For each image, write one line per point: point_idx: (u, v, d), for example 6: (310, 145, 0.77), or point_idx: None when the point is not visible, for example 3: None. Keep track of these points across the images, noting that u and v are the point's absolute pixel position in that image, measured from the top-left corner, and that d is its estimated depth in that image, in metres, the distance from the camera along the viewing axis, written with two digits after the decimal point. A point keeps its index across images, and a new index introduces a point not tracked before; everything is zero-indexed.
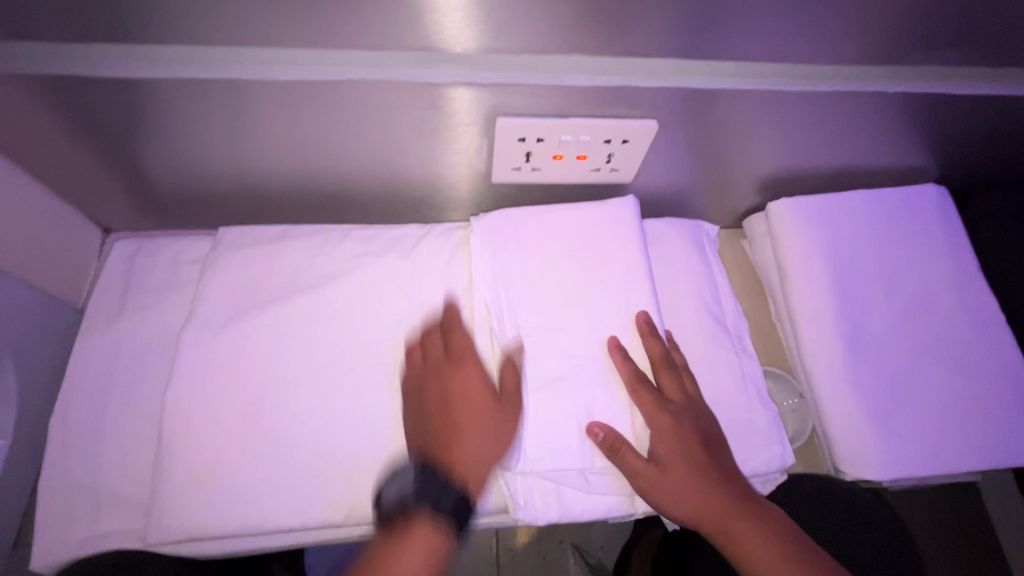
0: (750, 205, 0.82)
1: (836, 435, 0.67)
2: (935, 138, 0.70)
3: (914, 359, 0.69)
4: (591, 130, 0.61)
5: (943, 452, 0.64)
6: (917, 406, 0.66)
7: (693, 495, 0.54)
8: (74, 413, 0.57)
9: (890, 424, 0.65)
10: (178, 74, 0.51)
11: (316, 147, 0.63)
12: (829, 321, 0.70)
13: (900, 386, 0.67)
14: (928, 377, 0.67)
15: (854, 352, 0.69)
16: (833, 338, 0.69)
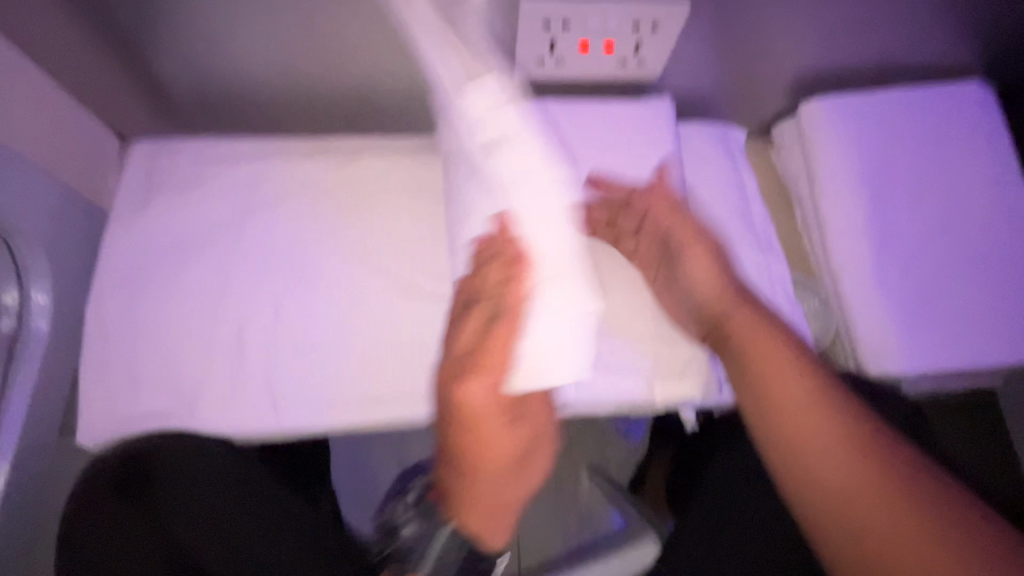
0: (780, 109, 0.74)
1: (859, 335, 0.63)
2: (992, 23, 0.62)
3: (945, 256, 0.63)
4: (618, 13, 0.54)
5: (970, 346, 0.61)
6: (943, 304, 0.62)
7: (751, 334, 0.48)
8: (102, 312, 0.55)
9: (915, 324, 0.61)
10: None
11: (322, 40, 0.58)
12: (858, 222, 0.64)
13: (928, 285, 0.62)
14: (961, 277, 0.63)
15: (883, 253, 0.63)
16: (863, 242, 0.64)
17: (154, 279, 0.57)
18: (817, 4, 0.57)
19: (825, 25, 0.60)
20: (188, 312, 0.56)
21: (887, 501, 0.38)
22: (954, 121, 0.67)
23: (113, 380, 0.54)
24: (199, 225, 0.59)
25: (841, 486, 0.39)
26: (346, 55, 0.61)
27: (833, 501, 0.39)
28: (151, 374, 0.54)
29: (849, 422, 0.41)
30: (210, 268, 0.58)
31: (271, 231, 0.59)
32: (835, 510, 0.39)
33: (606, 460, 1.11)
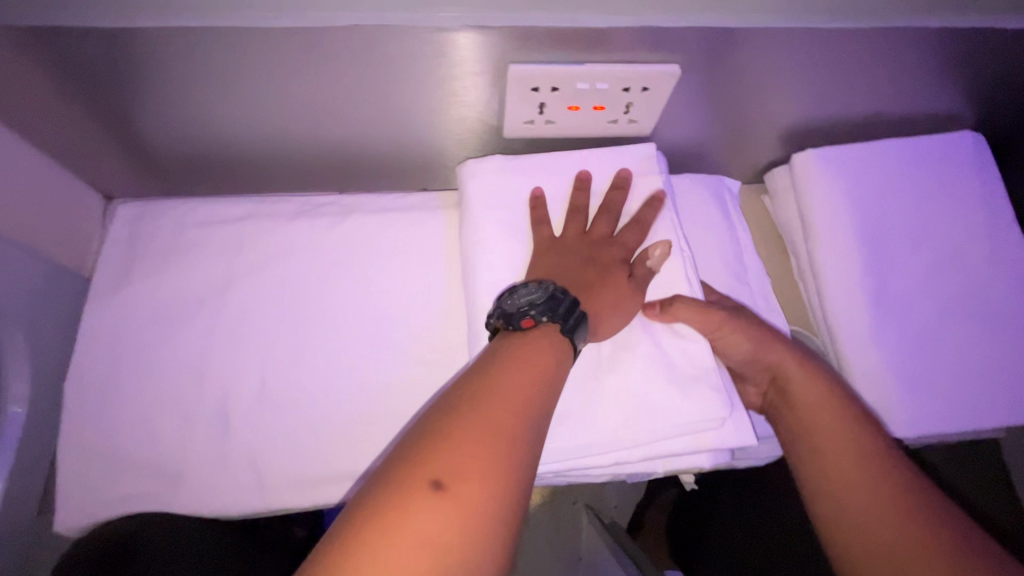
0: (773, 157, 0.74)
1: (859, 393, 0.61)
2: (981, 78, 0.61)
3: (944, 310, 0.62)
4: (608, 78, 0.53)
5: (972, 404, 0.60)
6: (944, 361, 0.61)
7: (803, 382, 0.52)
8: (84, 388, 0.54)
9: (915, 382, 0.60)
10: (167, 21, 0.46)
11: (311, 105, 0.58)
12: (854, 276, 0.63)
13: (927, 341, 0.62)
14: (960, 332, 0.62)
15: (881, 309, 0.62)
16: (861, 297, 0.63)
17: (137, 351, 0.55)
18: (808, 63, 0.56)
19: (816, 82, 0.60)
20: (172, 385, 0.54)
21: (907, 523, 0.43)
22: (948, 172, 0.66)
23: (93, 461, 0.52)
24: (183, 293, 0.57)
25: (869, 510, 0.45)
26: (333, 117, 0.60)
27: (920, 544, 0.42)
28: (133, 454, 0.52)
29: (886, 449, 0.47)
30: (193, 340, 0.56)
31: (256, 298, 0.58)
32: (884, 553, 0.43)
33: (604, 501, 1.10)
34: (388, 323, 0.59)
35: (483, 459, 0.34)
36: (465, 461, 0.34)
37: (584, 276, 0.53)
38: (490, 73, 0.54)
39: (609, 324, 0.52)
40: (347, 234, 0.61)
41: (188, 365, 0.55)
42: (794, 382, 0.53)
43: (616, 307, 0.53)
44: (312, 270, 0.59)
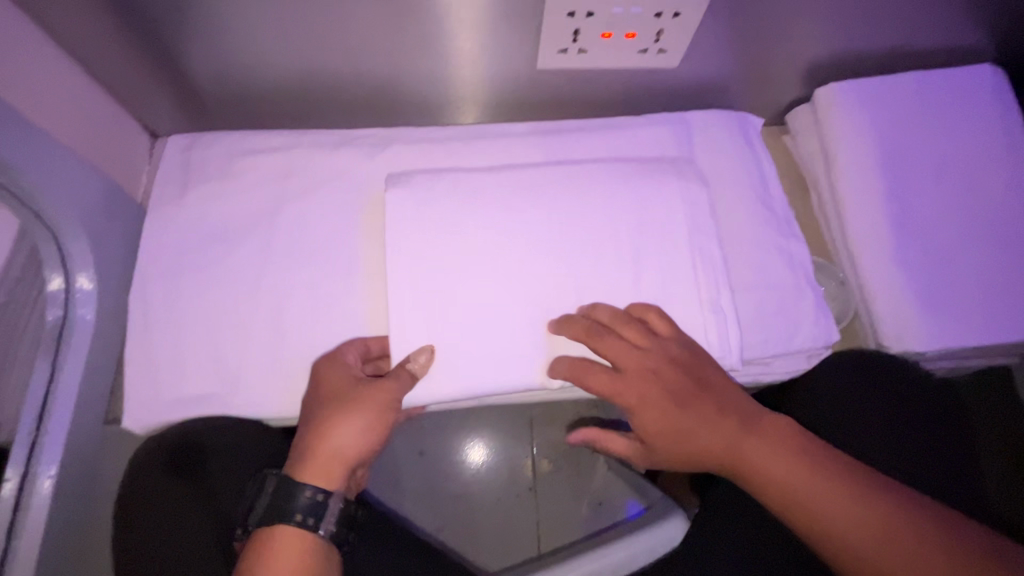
0: (796, 95, 0.75)
1: (879, 314, 0.64)
2: (1007, 7, 0.63)
3: (963, 236, 0.64)
4: (642, 1, 0.55)
5: (988, 324, 0.62)
6: (961, 283, 0.63)
7: (772, 459, 0.52)
8: (146, 300, 0.57)
9: (934, 303, 0.63)
10: None
11: (352, 35, 0.60)
12: (875, 203, 0.65)
13: (945, 264, 0.64)
14: (978, 256, 0.64)
15: (902, 235, 0.65)
16: (883, 224, 0.65)
17: (193, 267, 0.58)
18: None
19: (842, 11, 0.61)
20: (227, 299, 0.58)
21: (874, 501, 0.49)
22: (970, 104, 0.67)
23: (155, 365, 0.56)
24: (234, 216, 0.61)
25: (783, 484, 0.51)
26: (372, 49, 0.62)
27: (877, 527, 0.48)
28: (194, 360, 0.56)
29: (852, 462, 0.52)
30: (245, 258, 0.59)
31: (302, 221, 0.61)
32: (842, 520, 0.49)
33: None
34: None
35: (366, 444, 0.52)
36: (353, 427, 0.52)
37: (651, 387, 0.54)
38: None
39: (658, 424, 0.54)
40: (387, 163, 0.64)
41: (241, 281, 0.58)
42: (751, 455, 0.52)
43: (665, 412, 0.54)
44: (354, 196, 0.62)
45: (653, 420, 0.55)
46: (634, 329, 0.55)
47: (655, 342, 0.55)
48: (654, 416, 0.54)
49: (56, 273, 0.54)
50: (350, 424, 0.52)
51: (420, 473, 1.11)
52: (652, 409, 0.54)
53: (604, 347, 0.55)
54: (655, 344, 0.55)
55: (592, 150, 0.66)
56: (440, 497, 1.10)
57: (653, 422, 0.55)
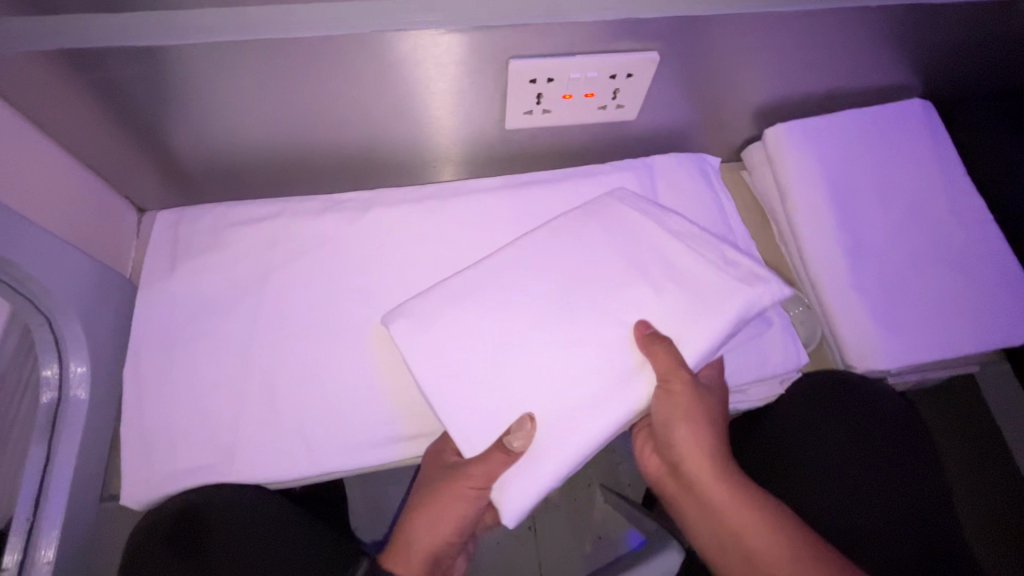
0: (747, 135, 0.81)
1: (843, 335, 0.68)
2: (924, 50, 0.69)
3: (912, 256, 0.69)
4: (596, 67, 0.60)
5: (945, 339, 0.66)
6: (916, 300, 0.68)
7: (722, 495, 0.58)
8: (140, 374, 0.59)
9: (892, 320, 0.67)
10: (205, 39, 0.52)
11: (334, 112, 0.64)
12: (829, 231, 0.70)
13: (900, 283, 0.68)
14: (928, 276, 0.68)
15: (856, 261, 0.69)
16: (839, 251, 0.70)
17: (187, 338, 0.60)
18: (771, 46, 0.64)
19: (778, 62, 0.67)
20: (221, 367, 0.59)
21: (797, 544, 0.55)
22: (903, 136, 0.74)
23: (151, 436, 0.57)
24: (224, 286, 0.63)
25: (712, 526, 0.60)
26: (351, 120, 0.66)
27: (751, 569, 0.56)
28: (189, 429, 0.57)
29: (781, 517, 0.57)
30: (236, 327, 0.61)
31: (291, 286, 0.63)
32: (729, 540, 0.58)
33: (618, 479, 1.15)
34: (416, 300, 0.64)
35: None
36: (426, 527, 0.62)
37: (427, 500, 0.61)
38: (491, 70, 0.61)
39: (440, 528, 0.62)
40: (369, 225, 0.67)
41: (234, 350, 0.60)
42: (712, 492, 0.59)
43: (433, 515, 0.62)
44: (341, 259, 0.65)
45: (427, 515, 0.62)
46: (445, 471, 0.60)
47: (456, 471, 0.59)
48: (437, 503, 0.61)
49: (52, 356, 0.55)
50: (424, 537, 0.62)
51: None
52: (445, 514, 0.61)
53: (658, 358, 0.56)
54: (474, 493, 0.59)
55: (562, 199, 0.70)
56: None
57: (450, 508, 0.61)
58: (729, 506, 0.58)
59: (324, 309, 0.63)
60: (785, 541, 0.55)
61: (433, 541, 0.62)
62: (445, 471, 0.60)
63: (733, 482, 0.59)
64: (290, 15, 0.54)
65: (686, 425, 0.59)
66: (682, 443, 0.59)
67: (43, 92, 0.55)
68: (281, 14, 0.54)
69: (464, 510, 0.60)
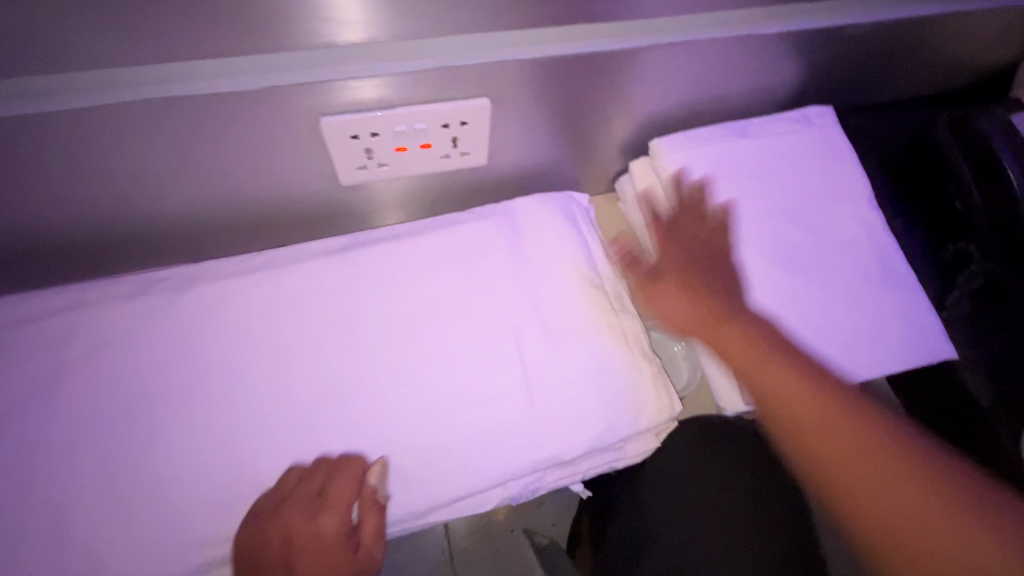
0: (617, 167, 0.79)
1: (747, 369, 0.58)
2: (769, 76, 0.69)
3: (806, 273, 0.62)
4: (423, 117, 0.55)
5: (847, 361, 0.59)
6: (810, 322, 0.60)
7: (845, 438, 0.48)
8: None
9: (782, 346, 0.59)
10: None
11: (136, 185, 0.57)
12: (715, 250, 0.62)
13: (793, 301, 0.61)
14: (818, 292, 0.61)
15: (742, 286, 0.60)
16: (719, 281, 0.61)
17: None
18: (609, 83, 0.62)
19: (623, 98, 0.65)
20: None
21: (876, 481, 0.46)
22: (791, 144, 0.67)
23: None
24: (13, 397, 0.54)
25: (909, 520, 0.43)
26: (163, 190, 0.58)
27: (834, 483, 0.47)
28: None
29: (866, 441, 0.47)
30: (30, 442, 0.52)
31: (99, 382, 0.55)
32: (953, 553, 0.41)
33: (542, 520, 1.10)
34: (252, 389, 0.57)
35: None
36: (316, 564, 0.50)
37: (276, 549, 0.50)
38: (307, 128, 0.55)
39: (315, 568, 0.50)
40: (195, 307, 0.59)
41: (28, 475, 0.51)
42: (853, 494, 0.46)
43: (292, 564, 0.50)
44: (162, 348, 0.57)
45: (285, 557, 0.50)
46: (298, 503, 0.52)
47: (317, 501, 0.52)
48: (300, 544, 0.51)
49: None
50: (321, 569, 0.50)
51: None
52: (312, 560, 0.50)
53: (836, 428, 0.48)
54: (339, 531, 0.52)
55: (415, 254, 0.65)
56: None
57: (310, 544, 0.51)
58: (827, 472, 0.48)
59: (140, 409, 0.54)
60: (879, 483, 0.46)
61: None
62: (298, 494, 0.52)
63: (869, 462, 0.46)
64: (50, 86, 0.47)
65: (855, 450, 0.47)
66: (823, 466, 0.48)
67: None
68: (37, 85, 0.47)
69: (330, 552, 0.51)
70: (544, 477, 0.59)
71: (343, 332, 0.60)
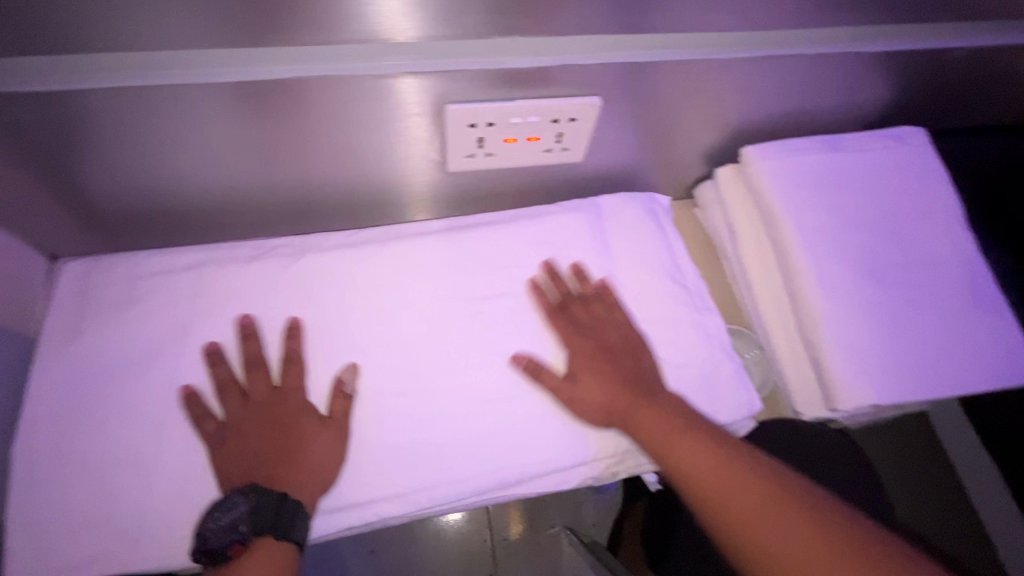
0: (697, 174, 0.81)
1: (834, 375, 0.60)
2: (862, 93, 0.70)
3: (892, 285, 0.63)
4: (537, 111, 0.58)
5: (935, 374, 0.60)
6: (895, 333, 0.61)
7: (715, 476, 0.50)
8: (38, 445, 0.53)
9: (866, 354, 0.60)
10: (117, 84, 0.49)
11: (262, 157, 0.61)
12: (802, 257, 0.64)
13: (879, 312, 0.62)
14: (904, 305, 0.62)
15: (828, 293, 0.62)
16: (806, 287, 0.63)
17: (92, 404, 0.55)
18: (710, 91, 0.64)
19: (719, 106, 0.67)
20: (132, 435, 0.54)
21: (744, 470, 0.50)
22: (879, 161, 0.69)
23: (50, 521, 0.51)
24: (136, 345, 0.57)
25: (794, 564, 0.44)
26: (285, 163, 0.62)
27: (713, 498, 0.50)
28: (89, 510, 0.51)
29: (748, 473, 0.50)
30: (153, 386, 0.56)
31: (215, 337, 0.59)
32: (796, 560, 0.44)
33: (582, 520, 1.11)
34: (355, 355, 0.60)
35: None
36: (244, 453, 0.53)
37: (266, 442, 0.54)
38: (428, 113, 0.58)
39: (594, 385, 0.58)
40: (302, 275, 0.63)
41: (150, 417, 0.55)
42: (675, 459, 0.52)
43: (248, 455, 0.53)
44: (272, 311, 0.61)
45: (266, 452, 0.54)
46: (571, 321, 0.62)
47: (327, 421, 0.55)
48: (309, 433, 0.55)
49: None
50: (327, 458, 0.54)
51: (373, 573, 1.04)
52: (593, 376, 0.58)
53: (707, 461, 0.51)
54: (608, 317, 0.62)
55: (508, 240, 0.67)
56: None
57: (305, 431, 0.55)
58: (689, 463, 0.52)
59: (251, 365, 0.58)
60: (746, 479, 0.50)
61: (581, 402, 0.58)
62: (289, 393, 0.56)
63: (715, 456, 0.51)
64: (210, 58, 0.51)
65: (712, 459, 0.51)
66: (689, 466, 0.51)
67: None
68: (200, 58, 0.51)
69: (633, 379, 0.58)
70: (623, 461, 0.61)
71: (438, 308, 0.63)
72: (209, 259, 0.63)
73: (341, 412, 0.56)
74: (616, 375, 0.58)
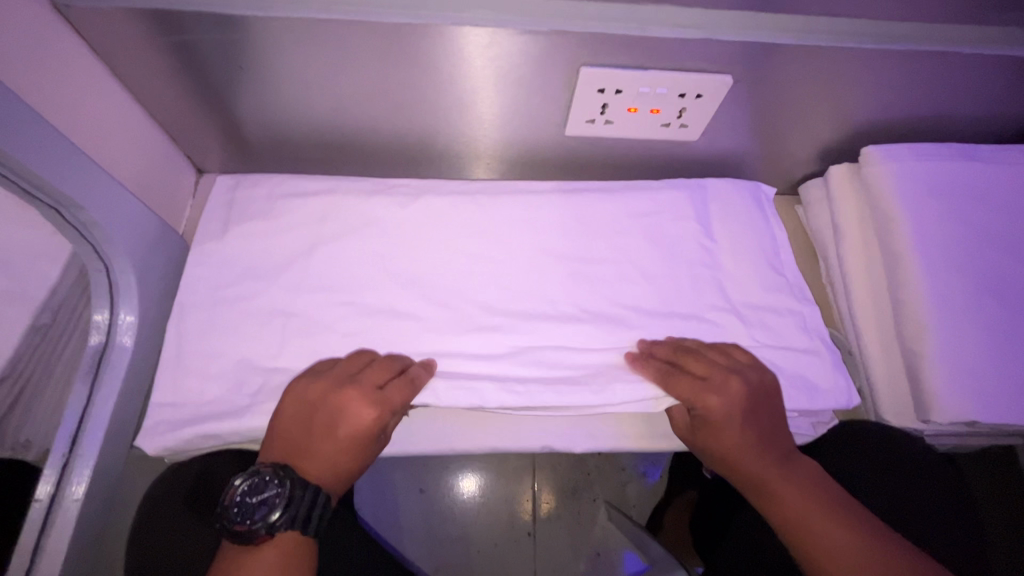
0: (807, 170, 0.79)
1: (934, 387, 0.59)
2: (1010, 100, 0.66)
3: (1010, 304, 0.61)
4: (665, 83, 0.60)
5: None
6: (1007, 354, 0.59)
7: (852, 553, 0.52)
8: (186, 327, 0.61)
9: (971, 371, 0.59)
10: (290, 14, 0.53)
11: (399, 99, 0.65)
12: (915, 266, 0.62)
13: (992, 330, 0.60)
14: (1020, 327, 0.60)
15: (938, 305, 0.61)
16: (914, 295, 0.62)
17: (229, 300, 0.62)
18: (846, 83, 0.63)
19: (851, 101, 0.66)
20: (261, 332, 0.61)
21: (847, 517, 0.54)
22: (1013, 177, 0.66)
23: (187, 394, 0.58)
24: (270, 254, 0.64)
25: None
26: (418, 108, 0.66)
27: None
28: (221, 389, 0.59)
29: (850, 518, 0.54)
30: (280, 293, 0.62)
31: (336, 258, 0.64)
32: None
33: (625, 499, 1.12)
34: (457, 295, 0.64)
35: None
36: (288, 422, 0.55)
37: (307, 438, 0.55)
38: (561, 73, 0.60)
39: (728, 424, 0.56)
40: (417, 213, 0.67)
41: (276, 319, 0.61)
42: (814, 535, 0.54)
43: (342, 466, 0.55)
44: (386, 243, 0.65)
45: (309, 455, 0.55)
46: (690, 373, 0.57)
47: (377, 394, 0.55)
48: (346, 422, 0.55)
49: (103, 300, 0.59)
50: (355, 425, 0.54)
51: (420, 511, 1.10)
52: (724, 410, 0.56)
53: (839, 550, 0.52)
54: (732, 362, 0.59)
55: (609, 208, 0.69)
56: (436, 537, 1.08)
57: (351, 415, 0.54)
58: (802, 508, 0.54)
59: (365, 287, 0.63)
60: (858, 530, 0.54)
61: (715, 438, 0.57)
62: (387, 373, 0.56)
63: (833, 513, 0.54)
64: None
65: (837, 527, 0.53)
66: (830, 541, 0.53)
67: (134, 57, 0.58)
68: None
69: (771, 439, 0.57)
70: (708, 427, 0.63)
71: (538, 262, 0.66)
72: (335, 187, 0.68)
73: (372, 377, 0.56)
74: (749, 430, 0.56)
